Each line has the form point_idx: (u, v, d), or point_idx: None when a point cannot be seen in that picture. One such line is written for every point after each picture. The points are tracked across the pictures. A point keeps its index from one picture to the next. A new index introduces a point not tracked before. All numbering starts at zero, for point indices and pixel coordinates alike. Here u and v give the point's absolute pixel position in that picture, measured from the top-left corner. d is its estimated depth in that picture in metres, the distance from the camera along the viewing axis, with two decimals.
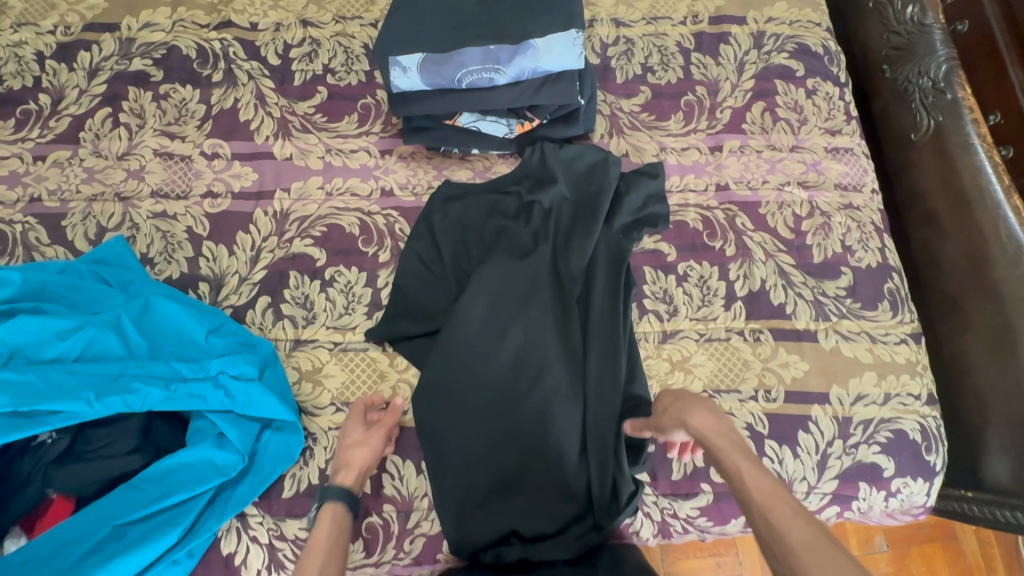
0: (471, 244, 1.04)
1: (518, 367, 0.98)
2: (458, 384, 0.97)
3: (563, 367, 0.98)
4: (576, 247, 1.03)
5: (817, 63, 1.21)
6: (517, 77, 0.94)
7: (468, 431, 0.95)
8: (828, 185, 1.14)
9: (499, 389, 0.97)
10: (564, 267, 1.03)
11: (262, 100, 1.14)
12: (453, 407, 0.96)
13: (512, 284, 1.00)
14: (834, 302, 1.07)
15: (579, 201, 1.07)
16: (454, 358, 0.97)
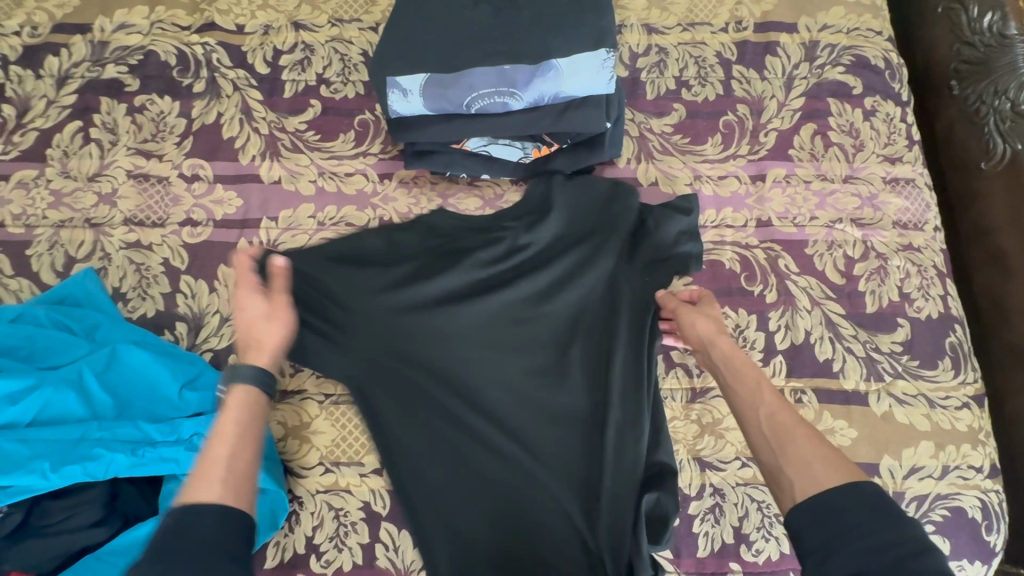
0: (464, 291, 0.89)
1: (522, 435, 0.85)
2: (450, 460, 0.83)
3: (574, 435, 0.86)
4: (591, 295, 0.89)
5: (876, 79, 1.06)
6: (535, 102, 0.81)
7: (462, 512, 0.82)
8: (886, 223, 1.00)
9: (499, 462, 0.84)
10: (576, 318, 0.89)
11: (248, 114, 1.02)
12: (445, 486, 0.82)
13: (514, 338, 0.88)
14: (889, 360, 0.94)
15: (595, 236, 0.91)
16: (446, 427, 0.84)
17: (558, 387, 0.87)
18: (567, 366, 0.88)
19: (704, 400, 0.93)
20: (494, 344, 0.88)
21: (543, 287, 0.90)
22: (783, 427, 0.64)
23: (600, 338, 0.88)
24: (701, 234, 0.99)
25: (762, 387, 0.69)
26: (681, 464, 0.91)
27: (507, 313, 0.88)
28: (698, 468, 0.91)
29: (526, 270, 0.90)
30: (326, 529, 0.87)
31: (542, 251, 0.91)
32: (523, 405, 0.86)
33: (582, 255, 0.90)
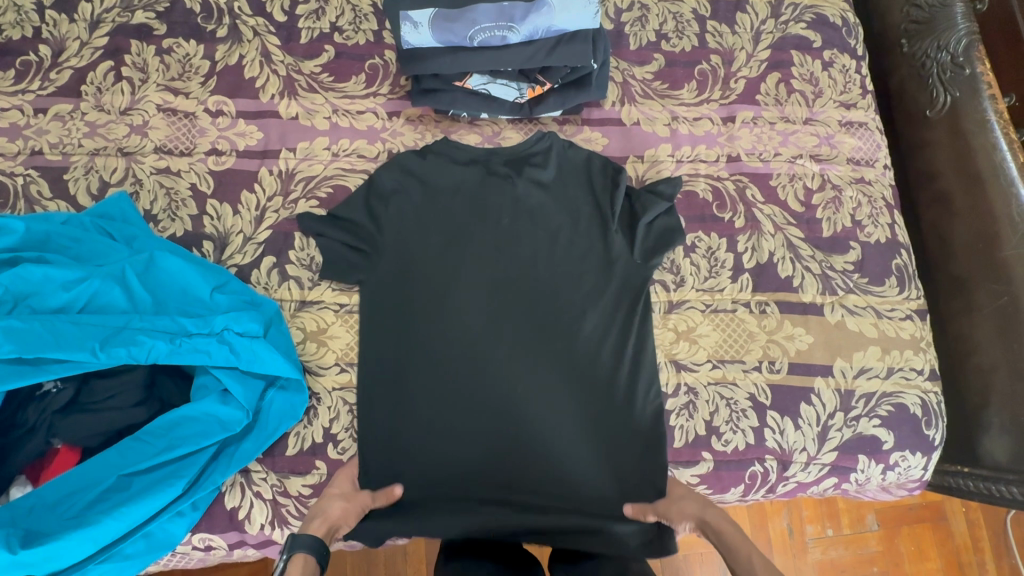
0: (461, 236, 1.03)
1: (509, 358, 0.99)
2: (449, 372, 0.98)
3: (552, 363, 0.99)
4: (571, 246, 1.03)
5: (834, 35, 1.19)
6: (530, 37, 0.92)
7: (454, 418, 0.96)
8: (841, 159, 1.12)
9: (484, 387, 0.97)
10: (565, 258, 1.03)
11: (268, 57, 1.12)
12: (438, 394, 0.97)
13: (504, 279, 1.02)
14: (842, 277, 1.06)
15: (582, 192, 1.06)
16: (447, 344, 0.99)
17: (544, 320, 1.00)
18: (556, 299, 1.01)
19: (679, 311, 1.04)
20: (486, 284, 1.01)
21: (530, 239, 1.04)
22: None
23: (582, 278, 1.02)
24: (677, 167, 1.11)
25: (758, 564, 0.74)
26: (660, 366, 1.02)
27: (498, 257, 1.03)
28: (674, 368, 1.02)
29: (519, 218, 1.04)
30: (342, 420, 0.96)
31: (535, 201, 1.05)
32: (517, 329, 1.00)
33: (571, 206, 1.05)
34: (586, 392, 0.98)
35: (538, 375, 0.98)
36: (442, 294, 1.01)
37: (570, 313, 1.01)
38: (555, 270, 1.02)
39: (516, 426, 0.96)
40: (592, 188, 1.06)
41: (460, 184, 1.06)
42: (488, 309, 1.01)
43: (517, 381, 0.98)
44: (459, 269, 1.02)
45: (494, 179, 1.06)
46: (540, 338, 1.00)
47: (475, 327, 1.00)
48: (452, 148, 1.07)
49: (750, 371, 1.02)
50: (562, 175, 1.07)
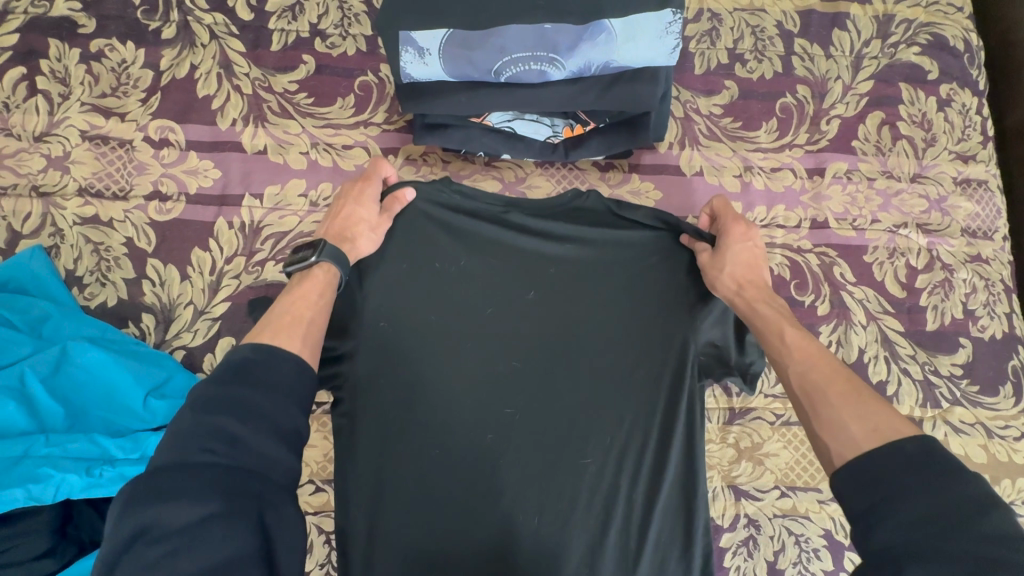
0: (465, 312, 0.80)
1: (521, 470, 0.78)
2: (448, 494, 0.77)
3: (574, 480, 0.79)
4: (608, 332, 0.81)
5: (954, 63, 0.93)
6: (579, 73, 0.67)
7: (448, 546, 0.76)
8: (954, 230, 0.89)
9: (488, 505, 0.77)
10: (604, 349, 0.81)
11: (228, 68, 0.87)
12: (428, 516, 0.76)
13: (520, 371, 0.80)
14: (947, 385, 0.85)
15: (634, 261, 0.82)
16: (445, 460, 0.77)
17: (568, 425, 0.79)
18: (588, 402, 0.80)
19: (742, 422, 0.85)
20: (496, 376, 0.79)
21: (556, 319, 0.81)
22: (820, 386, 0.58)
23: (620, 373, 0.80)
24: None
25: (795, 353, 0.62)
26: (714, 492, 0.83)
27: (514, 340, 0.80)
28: (733, 496, 0.83)
29: (542, 291, 0.82)
30: (317, 554, 0.79)
31: (570, 273, 0.82)
32: (538, 441, 0.79)
33: (612, 281, 0.82)
34: (619, 521, 0.79)
35: (561, 499, 0.78)
36: (438, 387, 0.78)
37: (606, 420, 0.80)
38: (586, 362, 0.80)
39: (532, 562, 0.77)
40: (644, 263, 0.83)
41: (466, 245, 0.82)
42: (501, 413, 0.79)
43: (534, 506, 0.78)
44: (464, 362, 0.79)
45: (513, 243, 0.82)
46: (563, 447, 0.79)
47: (484, 438, 0.78)
48: (459, 197, 0.82)
49: (826, 502, 0.83)
50: (603, 241, 0.83)
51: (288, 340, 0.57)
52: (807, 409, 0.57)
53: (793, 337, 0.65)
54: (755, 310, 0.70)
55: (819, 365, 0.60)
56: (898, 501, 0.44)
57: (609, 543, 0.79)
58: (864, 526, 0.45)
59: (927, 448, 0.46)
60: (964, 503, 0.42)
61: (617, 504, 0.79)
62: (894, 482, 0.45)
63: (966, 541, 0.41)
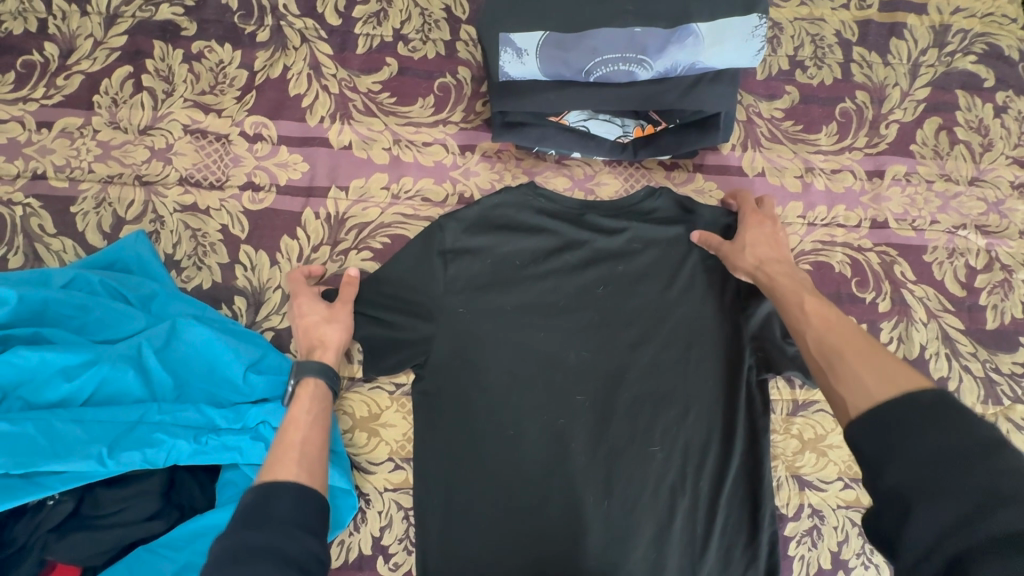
0: (538, 303, 0.86)
1: (590, 453, 0.82)
2: (520, 475, 0.81)
3: (641, 466, 0.83)
4: (673, 326, 0.86)
5: (1010, 72, 0.96)
6: (665, 74, 0.71)
7: (520, 523, 0.80)
8: (1012, 232, 0.91)
9: (559, 486, 0.81)
10: (671, 343, 0.85)
11: (317, 69, 0.92)
12: (503, 495, 0.80)
13: (589, 358, 0.85)
14: (1009, 383, 0.86)
15: (702, 261, 0.87)
16: (519, 441, 0.82)
17: (635, 412, 0.84)
18: (653, 390, 0.84)
19: (805, 414, 0.87)
20: (567, 362, 0.84)
21: (624, 311, 0.86)
22: (836, 348, 0.63)
23: (684, 363, 0.85)
24: (810, 232, 0.90)
25: (813, 317, 0.68)
26: (779, 482, 0.85)
27: (583, 331, 0.86)
28: (798, 487, 0.84)
29: (610, 284, 0.87)
30: (395, 530, 0.83)
31: (639, 271, 0.87)
32: (606, 427, 0.83)
33: (677, 278, 0.87)
34: (685, 510, 0.82)
35: (629, 483, 0.82)
36: (513, 372, 0.83)
37: (673, 412, 0.84)
38: (652, 352, 0.85)
39: (600, 545, 0.80)
40: (709, 262, 0.87)
41: (540, 241, 0.87)
42: (573, 400, 0.84)
43: (602, 489, 0.82)
44: (537, 350, 0.84)
45: (584, 240, 0.88)
46: (631, 432, 0.83)
47: (558, 424, 0.83)
48: (536, 196, 0.88)
49: None
50: (669, 240, 0.88)
51: (286, 468, 0.60)
52: (825, 371, 0.62)
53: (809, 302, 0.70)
54: (776, 281, 0.76)
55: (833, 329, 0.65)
56: (903, 447, 0.49)
57: (675, 529, 0.82)
58: (876, 470, 0.50)
59: (941, 398, 0.50)
60: (967, 442, 0.47)
61: (683, 493, 0.82)
62: (901, 429, 0.50)
63: (975, 478, 0.45)
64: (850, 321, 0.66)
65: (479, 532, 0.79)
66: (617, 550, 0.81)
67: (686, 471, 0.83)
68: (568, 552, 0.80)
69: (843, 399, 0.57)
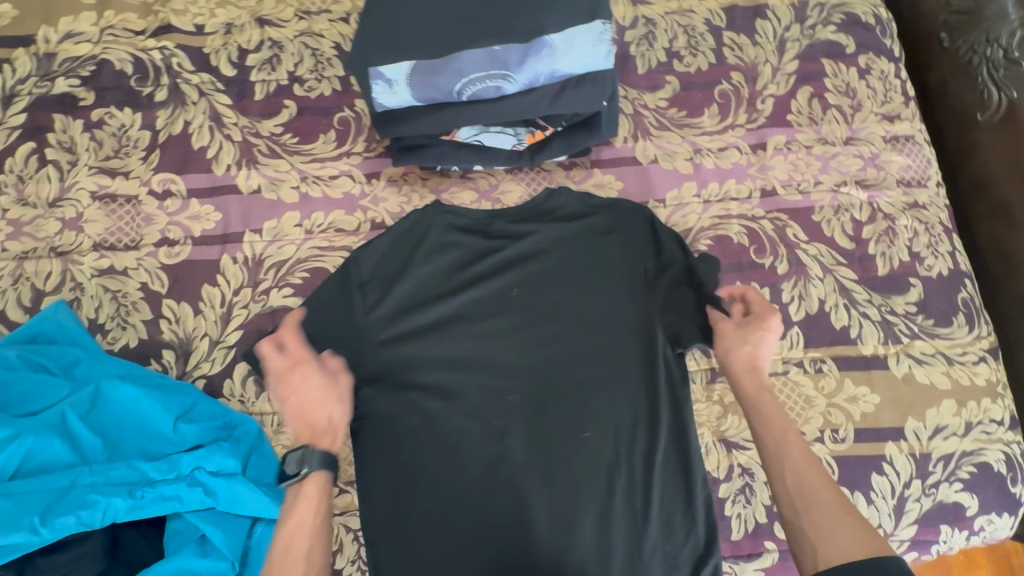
0: (458, 315, 0.90)
1: (526, 449, 0.86)
2: (461, 479, 0.84)
3: (576, 452, 0.86)
4: (589, 316, 0.90)
5: (868, 36, 1.04)
6: (530, 84, 0.76)
7: (467, 525, 0.83)
8: (890, 182, 0.98)
9: (500, 483, 0.85)
10: (590, 333, 0.90)
11: (218, 120, 0.95)
12: (446, 501, 0.84)
13: (513, 359, 0.89)
14: (905, 322, 0.93)
15: (609, 251, 0.92)
16: (456, 448, 0.85)
17: (564, 403, 0.88)
18: (578, 379, 0.88)
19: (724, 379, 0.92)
20: (493, 365, 0.89)
21: (541, 309, 0.91)
22: (812, 488, 0.70)
23: (604, 350, 0.89)
24: (706, 209, 0.96)
25: (794, 449, 0.74)
26: (707, 448, 0.90)
27: (504, 334, 0.90)
28: (725, 449, 0.90)
29: (525, 286, 0.91)
30: (346, 553, 0.85)
31: (550, 269, 0.92)
32: (538, 421, 0.87)
33: (587, 271, 0.91)
34: (624, 489, 0.86)
35: (568, 470, 0.86)
36: (442, 384, 0.87)
37: (600, 397, 0.88)
38: (572, 343, 0.89)
39: (548, 534, 0.84)
40: (615, 251, 0.92)
41: (454, 256, 0.92)
42: (504, 399, 0.87)
43: (542, 480, 0.85)
44: (460, 361, 0.89)
45: (495, 248, 0.93)
46: (563, 422, 0.87)
47: (493, 425, 0.87)
48: (444, 214, 0.92)
49: (811, 444, 0.89)
50: (576, 236, 0.93)
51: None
52: (799, 510, 0.69)
53: (787, 436, 0.75)
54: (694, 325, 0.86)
55: (812, 476, 0.71)
56: None
57: (618, 507, 0.85)
58: None
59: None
60: None
61: (620, 471, 0.86)
62: None
63: None
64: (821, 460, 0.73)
65: (428, 540, 0.82)
66: (564, 536, 0.84)
67: (620, 451, 0.87)
68: (517, 545, 0.83)
69: (814, 553, 0.66)
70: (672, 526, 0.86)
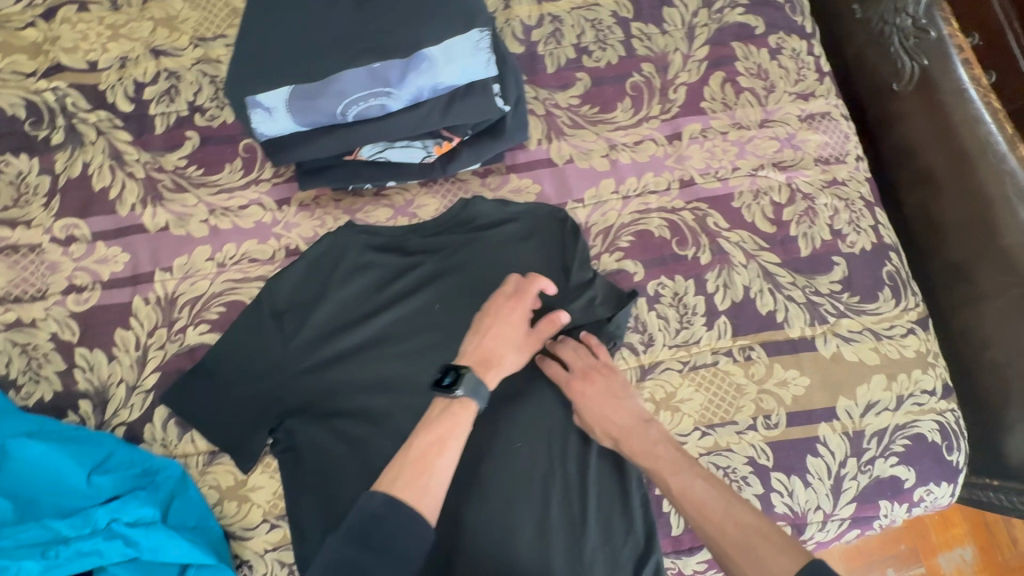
0: (381, 337, 0.89)
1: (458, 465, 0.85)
2: None
3: (509, 464, 0.86)
4: None
5: (777, 15, 1.03)
6: (416, 99, 0.74)
7: None
8: (808, 161, 0.98)
9: None
10: None
11: (119, 159, 0.93)
12: None
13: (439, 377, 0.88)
14: (830, 301, 0.93)
15: (528, 259, 0.91)
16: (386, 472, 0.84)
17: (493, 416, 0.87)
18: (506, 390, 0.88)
19: (655, 376, 0.90)
20: (419, 384, 0.87)
21: (464, 323, 0.90)
22: (720, 533, 0.66)
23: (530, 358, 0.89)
24: (625, 206, 0.95)
25: (695, 491, 0.70)
26: None
27: (428, 352, 0.89)
28: None
29: (446, 301, 0.90)
30: None
31: (471, 281, 0.91)
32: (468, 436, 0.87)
33: (507, 281, 0.91)
34: (560, 495, 0.85)
35: (502, 483, 0.85)
36: (368, 409, 0.86)
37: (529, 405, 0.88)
38: None
39: (485, 551, 0.82)
40: (534, 258, 0.91)
41: (372, 277, 0.91)
42: None
43: (477, 495, 0.84)
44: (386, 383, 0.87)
45: (414, 265, 0.91)
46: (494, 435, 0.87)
47: None
48: (358, 235, 0.91)
49: (744, 432, 0.89)
50: (494, 246, 0.92)
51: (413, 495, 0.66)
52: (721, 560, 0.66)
53: (676, 487, 0.72)
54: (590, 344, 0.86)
55: (711, 517, 0.68)
56: None
57: (555, 515, 0.84)
58: None
59: None
60: None
61: (555, 478, 0.86)
62: None
63: None
64: (717, 491, 0.70)
65: None
66: (503, 551, 0.82)
67: (554, 458, 0.86)
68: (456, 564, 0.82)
69: None
70: (611, 528, 0.85)
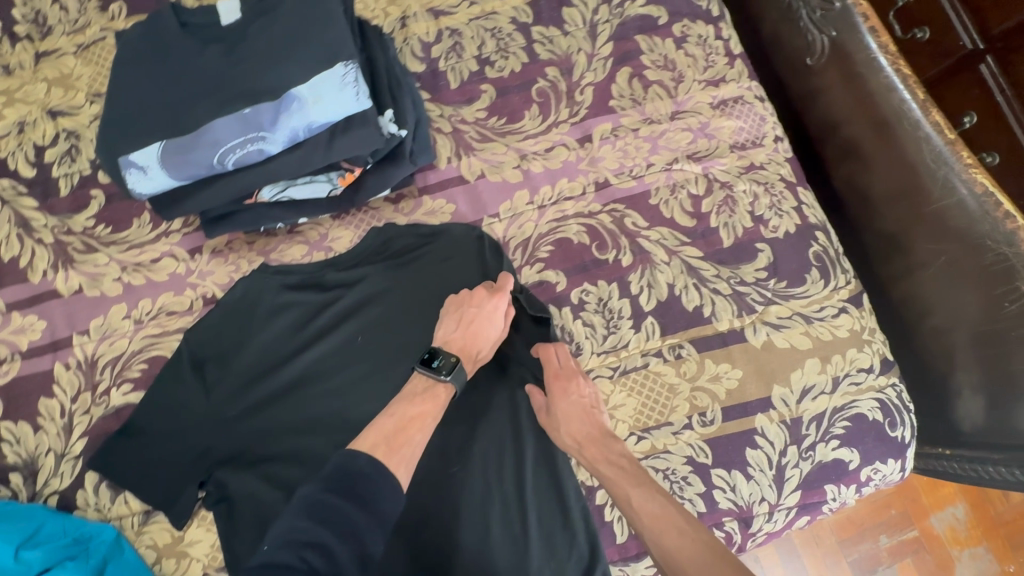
0: (306, 376, 0.87)
1: None
2: None
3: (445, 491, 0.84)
4: None
5: (680, 2, 1.01)
6: (292, 140, 0.73)
7: None
8: (722, 149, 0.96)
9: None
10: None
11: (26, 225, 0.92)
12: None
13: (367, 411, 0.86)
14: (756, 290, 0.92)
15: (447, 280, 0.90)
16: None
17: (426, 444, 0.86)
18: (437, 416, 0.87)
19: None
20: (347, 420, 0.86)
21: (388, 353, 0.88)
22: (673, 550, 0.69)
23: None
24: (540, 215, 0.94)
25: (653, 508, 0.73)
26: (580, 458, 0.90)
27: (355, 386, 0.87)
28: None
29: (368, 332, 0.89)
30: None
31: (392, 310, 0.90)
32: None
33: (428, 305, 0.90)
34: (500, 517, 0.83)
35: (439, 511, 0.83)
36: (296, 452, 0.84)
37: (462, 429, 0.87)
38: None
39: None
40: (453, 279, 0.90)
41: (291, 316, 0.89)
42: None
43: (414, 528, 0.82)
44: (313, 423, 0.86)
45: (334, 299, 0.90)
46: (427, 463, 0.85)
47: None
48: (272, 276, 0.89)
49: (680, 432, 0.88)
50: (413, 270, 0.91)
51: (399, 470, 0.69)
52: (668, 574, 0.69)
53: (636, 500, 0.75)
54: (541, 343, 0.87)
55: (665, 532, 0.71)
56: None
57: (497, 538, 0.82)
58: None
59: None
60: None
61: (494, 500, 0.84)
62: None
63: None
64: (673, 508, 0.73)
65: None
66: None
67: (490, 479, 0.85)
68: None
69: None
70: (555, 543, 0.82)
